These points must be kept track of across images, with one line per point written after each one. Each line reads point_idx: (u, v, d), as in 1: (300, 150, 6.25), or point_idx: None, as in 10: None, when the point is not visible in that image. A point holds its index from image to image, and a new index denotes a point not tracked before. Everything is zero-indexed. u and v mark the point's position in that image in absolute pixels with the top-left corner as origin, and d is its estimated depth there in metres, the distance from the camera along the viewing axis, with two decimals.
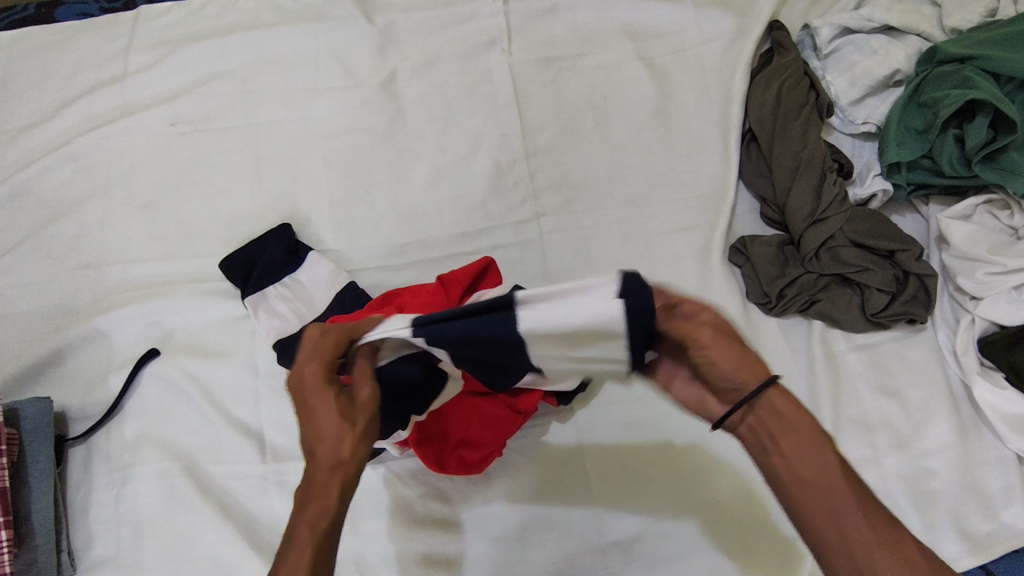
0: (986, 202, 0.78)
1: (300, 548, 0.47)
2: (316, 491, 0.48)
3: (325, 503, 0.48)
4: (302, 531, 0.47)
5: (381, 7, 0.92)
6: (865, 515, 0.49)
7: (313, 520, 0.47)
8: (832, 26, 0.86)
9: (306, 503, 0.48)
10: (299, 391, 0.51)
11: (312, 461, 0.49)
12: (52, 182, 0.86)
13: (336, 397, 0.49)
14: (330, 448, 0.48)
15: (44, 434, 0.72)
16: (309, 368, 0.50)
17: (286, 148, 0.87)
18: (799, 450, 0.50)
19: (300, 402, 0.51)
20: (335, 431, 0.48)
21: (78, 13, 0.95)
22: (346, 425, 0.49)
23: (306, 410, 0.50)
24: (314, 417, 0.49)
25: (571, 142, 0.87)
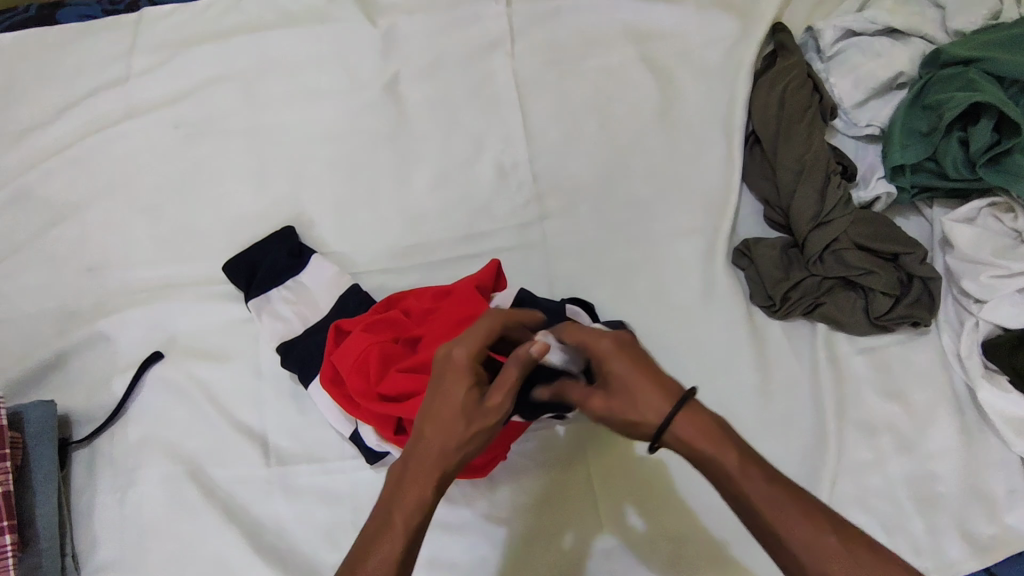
0: (990, 204, 0.78)
1: (389, 532, 0.49)
2: (414, 478, 0.51)
3: (421, 492, 0.50)
4: (397, 516, 0.50)
5: (383, 8, 0.92)
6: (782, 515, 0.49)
7: (408, 509, 0.50)
8: (836, 29, 0.86)
9: (402, 483, 0.51)
10: (441, 370, 0.53)
11: (426, 445, 0.51)
12: (54, 185, 0.86)
13: (468, 395, 0.52)
14: (445, 437, 0.51)
15: (48, 438, 0.72)
16: (458, 356, 0.52)
17: (289, 151, 0.87)
18: (726, 473, 0.50)
19: (439, 383, 0.53)
20: (456, 422, 0.51)
21: (80, 14, 0.94)
22: (467, 428, 0.51)
23: (437, 394, 0.52)
24: (442, 400, 0.52)
25: (574, 144, 0.87)
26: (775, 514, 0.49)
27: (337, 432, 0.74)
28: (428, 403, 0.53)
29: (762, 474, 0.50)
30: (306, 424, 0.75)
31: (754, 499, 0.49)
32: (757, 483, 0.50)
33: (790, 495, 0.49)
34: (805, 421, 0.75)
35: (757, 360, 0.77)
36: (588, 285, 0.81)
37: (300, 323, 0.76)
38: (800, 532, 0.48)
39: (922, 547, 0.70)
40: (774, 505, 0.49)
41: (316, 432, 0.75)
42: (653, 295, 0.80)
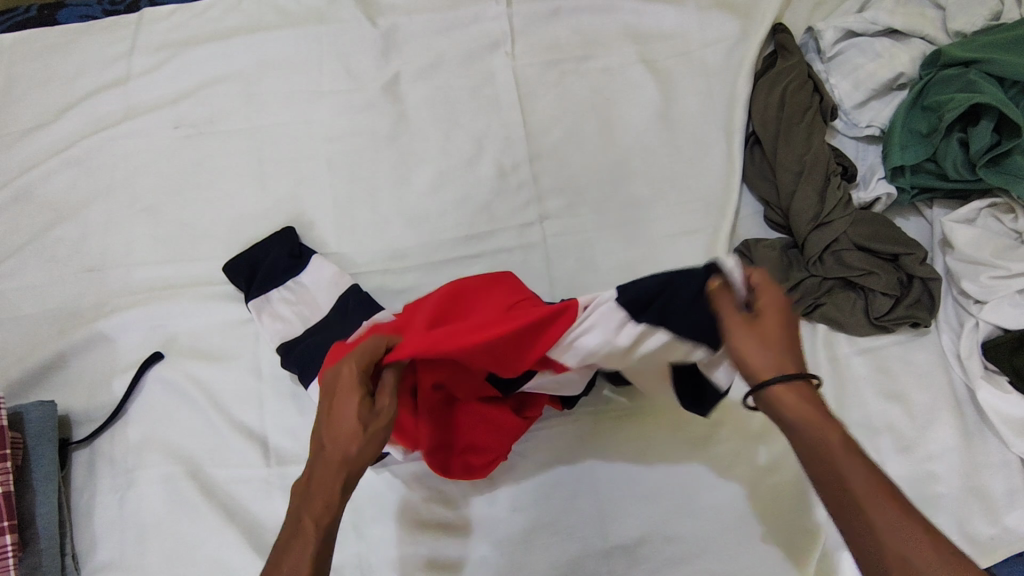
0: (990, 205, 0.78)
1: (302, 537, 0.51)
2: (318, 488, 0.52)
3: (328, 496, 0.52)
4: (307, 525, 0.51)
5: (384, 9, 0.92)
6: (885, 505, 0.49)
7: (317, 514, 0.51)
8: (836, 29, 0.86)
9: (309, 494, 0.52)
10: (331, 390, 0.54)
11: (321, 467, 0.52)
12: (55, 185, 0.86)
13: (359, 403, 0.52)
14: (342, 446, 0.52)
15: (48, 438, 0.72)
16: (348, 372, 0.53)
17: (289, 151, 0.87)
18: (826, 448, 0.52)
19: (330, 399, 0.54)
20: (354, 431, 0.52)
21: (81, 15, 0.94)
22: (360, 433, 0.51)
23: (327, 414, 0.53)
24: (337, 413, 0.53)
25: (575, 145, 0.87)
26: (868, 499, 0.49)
27: None
28: (318, 421, 0.54)
29: (863, 459, 0.51)
30: (306, 425, 0.75)
31: (850, 478, 0.50)
32: (859, 469, 0.50)
33: (886, 487, 0.50)
34: None
35: None
36: (588, 285, 0.81)
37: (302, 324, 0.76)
38: (888, 514, 0.48)
39: None
40: (868, 491, 0.49)
41: None
42: None
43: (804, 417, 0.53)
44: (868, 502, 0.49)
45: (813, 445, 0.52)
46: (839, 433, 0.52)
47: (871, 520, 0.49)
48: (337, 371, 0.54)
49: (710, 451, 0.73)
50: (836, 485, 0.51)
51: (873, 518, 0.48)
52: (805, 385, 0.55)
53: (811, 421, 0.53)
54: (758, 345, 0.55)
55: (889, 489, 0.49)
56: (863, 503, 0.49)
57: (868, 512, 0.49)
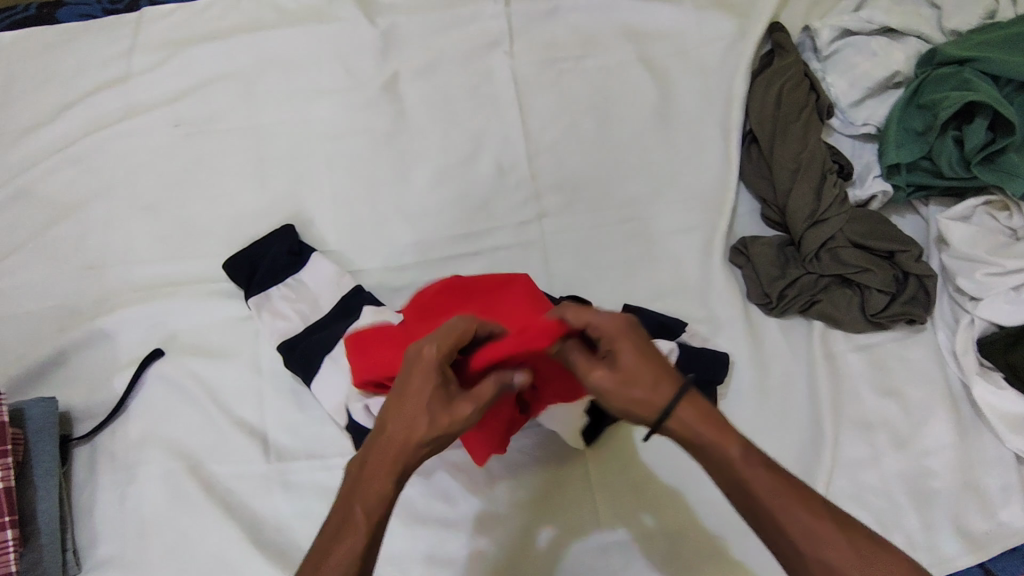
0: (986, 203, 0.79)
1: (354, 523, 0.52)
2: (371, 473, 0.53)
3: (381, 482, 0.52)
4: (359, 517, 0.52)
5: (383, 8, 0.92)
6: (799, 506, 0.51)
7: (368, 501, 0.52)
8: (833, 28, 0.86)
9: (362, 476, 0.53)
10: (407, 375, 0.53)
11: (379, 453, 0.53)
12: (56, 183, 0.87)
13: (433, 395, 0.52)
14: (405, 430, 0.52)
15: (49, 434, 0.72)
16: (427, 355, 0.52)
17: (289, 149, 0.87)
18: (728, 457, 0.52)
19: (403, 383, 0.53)
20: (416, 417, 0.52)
21: (81, 14, 0.94)
22: (433, 427, 0.52)
23: (401, 399, 0.53)
24: (407, 397, 0.53)
25: (573, 143, 0.88)
26: (779, 501, 0.51)
27: (336, 429, 0.75)
28: (389, 401, 0.54)
29: (762, 462, 0.52)
30: (305, 421, 0.76)
31: (757, 489, 0.51)
32: (758, 471, 0.52)
33: (790, 483, 0.52)
34: (801, 419, 0.76)
35: (753, 357, 0.78)
36: (586, 283, 0.82)
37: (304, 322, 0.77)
38: (797, 515, 0.51)
39: (917, 543, 0.70)
40: (778, 494, 0.51)
41: (316, 428, 0.75)
42: (650, 293, 0.81)
43: (705, 436, 0.52)
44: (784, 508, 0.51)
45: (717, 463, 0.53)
46: (737, 443, 0.52)
47: (785, 526, 0.51)
48: (413, 357, 0.53)
49: None
50: (744, 497, 0.52)
51: (782, 521, 0.51)
52: (694, 400, 0.53)
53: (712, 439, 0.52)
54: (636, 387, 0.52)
55: (797, 489, 0.52)
56: (776, 509, 0.51)
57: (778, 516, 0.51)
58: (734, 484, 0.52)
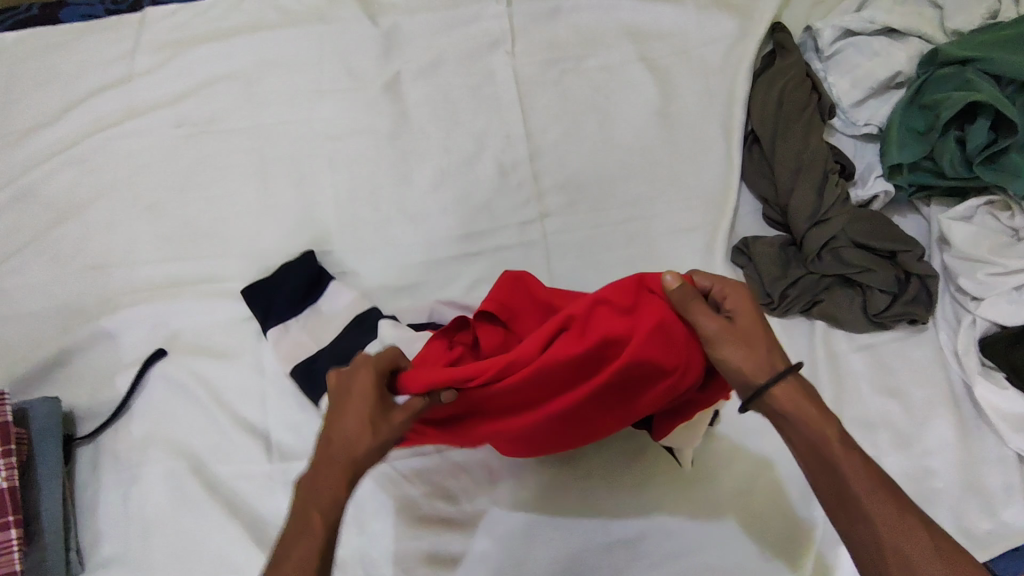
0: (988, 203, 0.79)
1: (308, 530, 0.51)
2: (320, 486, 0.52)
3: (336, 489, 0.52)
4: (314, 521, 0.51)
5: (385, 9, 0.93)
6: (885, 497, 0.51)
7: (322, 509, 0.51)
8: (834, 28, 0.86)
9: (312, 487, 0.52)
10: (341, 395, 0.54)
11: (319, 471, 0.52)
12: (58, 184, 0.87)
13: (370, 408, 0.52)
14: (349, 445, 0.52)
15: (52, 434, 0.73)
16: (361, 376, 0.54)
17: (291, 150, 0.87)
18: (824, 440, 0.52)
19: (339, 407, 0.53)
20: (357, 429, 0.52)
21: (83, 14, 0.95)
22: (377, 437, 0.52)
23: (334, 413, 0.53)
24: (344, 413, 0.53)
25: (574, 143, 0.88)
26: (865, 492, 0.51)
27: None
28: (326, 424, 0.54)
29: (857, 453, 0.52)
30: (307, 421, 0.76)
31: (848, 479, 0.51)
32: (853, 460, 0.52)
33: (880, 479, 0.51)
34: None
35: None
36: (588, 282, 0.82)
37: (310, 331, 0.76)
38: (882, 511, 0.50)
39: None
40: (864, 484, 0.51)
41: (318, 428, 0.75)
42: None
43: (806, 418, 0.52)
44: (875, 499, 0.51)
45: (813, 446, 0.53)
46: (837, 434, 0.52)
47: (870, 521, 0.50)
48: (345, 376, 0.54)
49: (708, 448, 0.74)
50: (836, 484, 0.52)
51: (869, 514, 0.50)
52: (798, 382, 0.53)
53: (813, 426, 0.52)
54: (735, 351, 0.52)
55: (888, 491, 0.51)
56: (860, 500, 0.51)
57: (864, 508, 0.50)
58: (822, 467, 0.52)
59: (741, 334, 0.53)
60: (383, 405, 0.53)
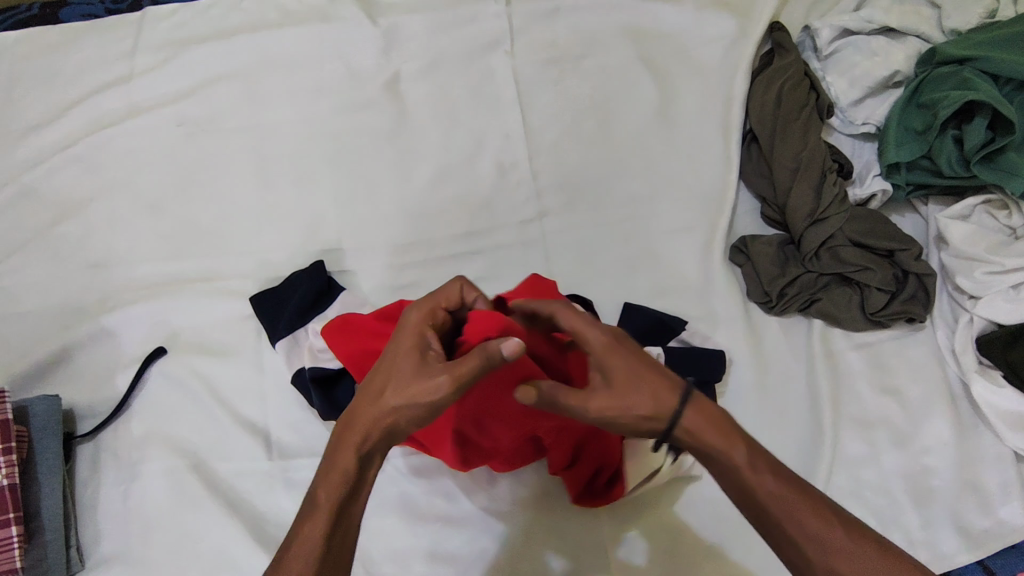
0: (985, 202, 0.79)
1: (321, 503, 0.54)
2: (343, 449, 0.54)
3: (352, 461, 0.54)
4: (326, 495, 0.54)
5: (385, 8, 0.93)
6: (806, 510, 0.51)
7: (339, 477, 0.54)
8: (832, 28, 0.86)
9: (334, 452, 0.54)
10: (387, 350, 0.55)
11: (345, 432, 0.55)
12: (59, 182, 0.87)
13: (404, 364, 0.53)
14: (382, 407, 0.53)
15: (53, 432, 0.73)
16: (412, 332, 0.55)
17: (290, 149, 0.88)
18: (733, 463, 0.52)
19: (377, 370, 0.55)
20: (390, 387, 0.53)
21: (84, 14, 0.95)
22: (405, 396, 0.52)
23: (382, 368, 0.55)
24: (392, 368, 0.54)
25: (573, 142, 0.88)
26: (783, 510, 0.51)
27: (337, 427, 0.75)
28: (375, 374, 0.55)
29: (771, 472, 0.52)
30: (307, 419, 0.76)
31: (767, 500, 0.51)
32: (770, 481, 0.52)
33: (802, 494, 0.52)
34: (800, 416, 0.76)
35: (753, 355, 0.78)
36: (587, 281, 0.82)
37: (323, 330, 0.76)
38: (809, 525, 0.51)
39: (917, 541, 0.70)
40: (782, 500, 0.51)
41: (317, 426, 0.76)
42: (651, 291, 0.81)
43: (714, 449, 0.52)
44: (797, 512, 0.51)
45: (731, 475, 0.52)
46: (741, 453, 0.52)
47: (796, 537, 0.51)
48: (400, 328, 0.56)
49: None
50: (752, 505, 0.52)
51: (790, 531, 0.51)
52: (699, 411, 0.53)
53: (720, 451, 0.52)
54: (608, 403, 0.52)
55: (805, 496, 0.52)
56: (785, 518, 0.51)
57: (788, 525, 0.51)
58: (735, 488, 0.53)
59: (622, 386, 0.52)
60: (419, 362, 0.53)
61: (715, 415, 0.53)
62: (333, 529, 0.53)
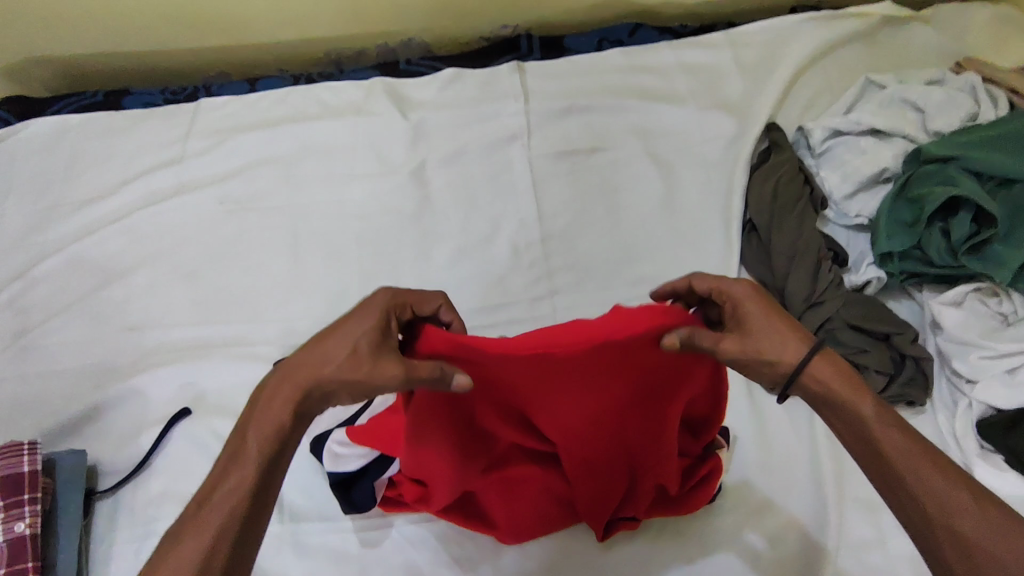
0: (976, 289, 0.83)
1: (247, 453, 0.56)
2: (266, 406, 0.57)
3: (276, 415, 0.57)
4: (251, 446, 0.56)
5: (415, 105, 1.02)
6: (932, 460, 0.54)
7: (259, 430, 0.56)
8: (824, 128, 0.94)
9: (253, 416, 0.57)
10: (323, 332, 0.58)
11: (266, 409, 0.57)
12: (106, 250, 0.94)
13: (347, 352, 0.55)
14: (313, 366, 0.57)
15: (76, 485, 0.76)
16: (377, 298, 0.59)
17: (322, 227, 0.95)
18: (859, 414, 0.56)
19: (316, 340, 0.58)
20: (327, 353, 0.56)
21: (144, 102, 1.06)
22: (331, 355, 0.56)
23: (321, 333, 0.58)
24: (330, 337, 0.57)
25: (584, 227, 0.94)
26: (906, 461, 0.54)
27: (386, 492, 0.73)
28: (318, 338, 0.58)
29: (895, 424, 0.55)
30: (320, 482, 0.78)
31: (887, 447, 0.54)
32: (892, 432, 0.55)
33: (924, 447, 0.54)
34: (804, 497, 0.76)
35: (755, 434, 0.80)
36: None
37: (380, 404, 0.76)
38: (931, 477, 0.53)
39: None
40: (907, 456, 0.54)
41: (329, 490, 0.78)
42: None
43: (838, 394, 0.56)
44: (921, 462, 0.53)
45: (858, 423, 0.56)
46: (873, 405, 0.56)
47: (909, 483, 0.53)
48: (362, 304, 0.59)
49: (711, 524, 0.75)
50: (878, 455, 0.54)
51: (913, 485, 0.53)
52: (832, 362, 0.57)
53: (840, 395, 0.56)
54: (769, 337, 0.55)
55: (927, 451, 0.54)
56: (908, 469, 0.53)
57: (911, 479, 0.53)
58: (862, 438, 0.56)
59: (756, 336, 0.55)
60: (349, 326, 0.57)
61: (843, 367, 0.57)
62: (260, 476, 0.56)
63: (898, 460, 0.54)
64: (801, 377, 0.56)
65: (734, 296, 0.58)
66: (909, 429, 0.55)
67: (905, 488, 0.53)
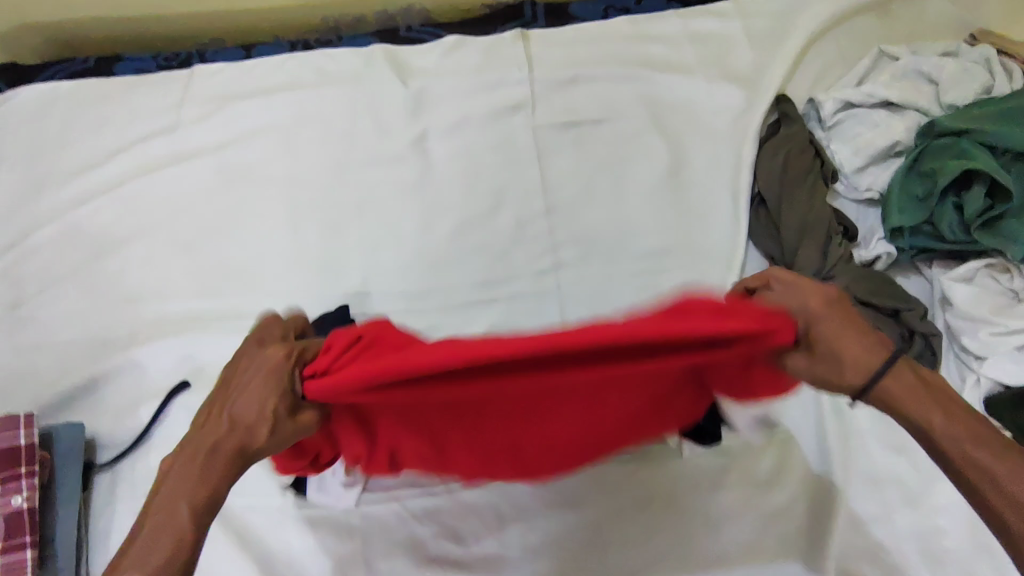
0: (987, 265, 0.82)
1: (164, 535, 0.44)
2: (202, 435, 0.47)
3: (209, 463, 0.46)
4: (179, 518, 0.45)
5: (416, 74, 0.99)
6: (1009, 458, 0.45)
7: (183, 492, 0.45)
8: (835, 100, 0.92)
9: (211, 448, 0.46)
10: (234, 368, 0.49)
11: (188, 481, 0.45)
12: (100, 221, 0.92)
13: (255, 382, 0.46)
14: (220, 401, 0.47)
15: (75, 458, 0.75)
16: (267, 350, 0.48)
17: (321, 198, 0.93)
18: (923, 422, 0.47)
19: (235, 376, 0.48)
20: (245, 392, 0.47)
21: (137, 68, 1.03)
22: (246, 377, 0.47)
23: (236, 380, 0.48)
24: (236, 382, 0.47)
25: (590, 200, 0.92)
26: (974, 465, 0.46)
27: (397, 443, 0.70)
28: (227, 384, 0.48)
29: (967, 430, 0.47)
30: None
31: (957, 457, 0.47)
32: (952, 432, 0.47)
33: (991, 439, 0.47)
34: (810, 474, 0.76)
35: None
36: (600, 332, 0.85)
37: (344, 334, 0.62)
38: (1001, 477, 0.45)
39: None
40: (993, 459, 0.46)
41: None
42: None
43: (903, 401, 0.48)
44: (1002, 471, 0.45)
45: (918, 432, 0.48)
46: (938, 410, 0.47)
47: (993, 498, 0.45)
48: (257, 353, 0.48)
49: (716, 499, 0.74)
50: (946, 464, 0.47)
51: (986, 491, 0.45)
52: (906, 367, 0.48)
53: (904, 406, 0.48)
54: (855, 340, 0.47)
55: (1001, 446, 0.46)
56: (983, 471, 0.46)
57: (984, 484, 0.46)
58: (936, 450, 0.47)
59: (836, 348, 0.47)
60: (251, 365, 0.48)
61: (910, 375, 0.48)
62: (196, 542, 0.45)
63: (970, 463, 0.46)
64: (872, 394, 0.48)
65: (807, 308, 0.48)
66: (982, 434, 0.47)
67: (982, 494, 0.46)
